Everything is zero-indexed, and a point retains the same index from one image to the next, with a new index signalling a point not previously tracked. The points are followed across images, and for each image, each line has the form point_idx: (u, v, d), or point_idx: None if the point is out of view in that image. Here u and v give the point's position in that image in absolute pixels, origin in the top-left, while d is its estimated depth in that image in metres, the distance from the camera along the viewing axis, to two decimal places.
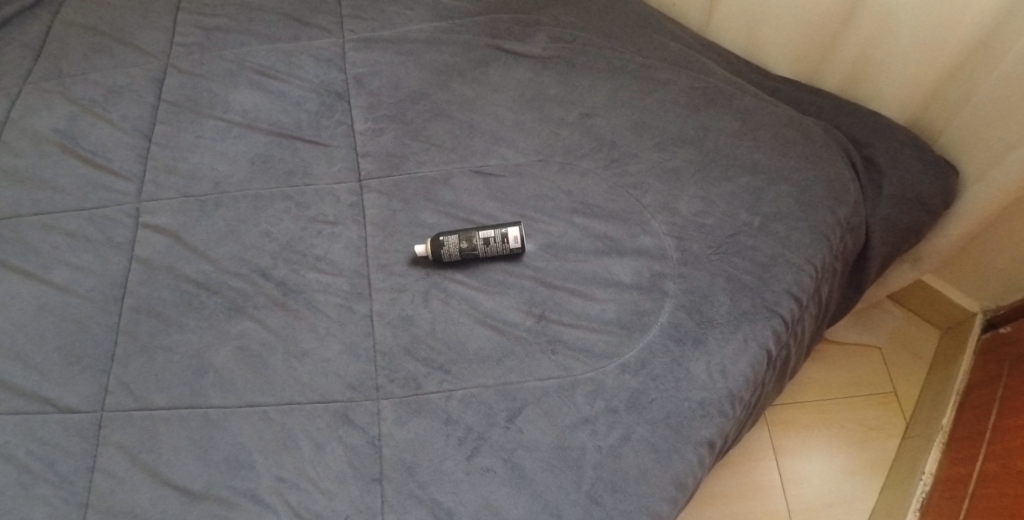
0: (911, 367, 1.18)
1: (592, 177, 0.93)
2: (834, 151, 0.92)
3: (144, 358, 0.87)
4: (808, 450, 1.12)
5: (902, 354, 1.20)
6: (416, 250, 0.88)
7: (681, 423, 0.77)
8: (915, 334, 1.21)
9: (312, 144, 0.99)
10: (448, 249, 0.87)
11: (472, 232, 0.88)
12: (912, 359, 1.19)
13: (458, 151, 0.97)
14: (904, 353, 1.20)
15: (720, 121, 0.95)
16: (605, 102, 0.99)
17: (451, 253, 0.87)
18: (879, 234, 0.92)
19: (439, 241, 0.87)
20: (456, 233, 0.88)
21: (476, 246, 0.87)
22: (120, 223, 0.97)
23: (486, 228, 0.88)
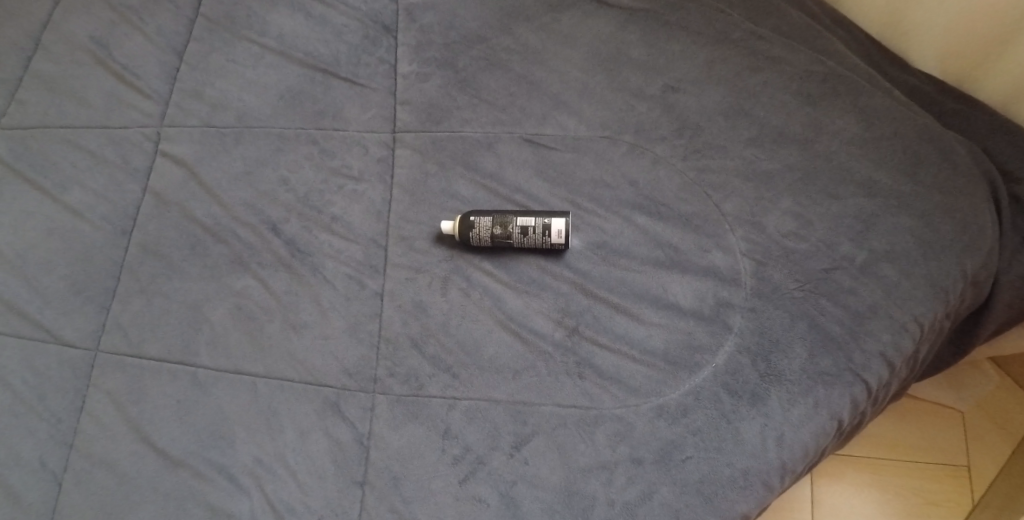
0: (995, 441, 1.00)
1: (665, 169, 0.78)
2: (977, 180, 0.73)
3: (143, 300, 0.80)
4: (849, 512, 0.98)
5: (990, 422, 1.01)
6: (441, 226, 0.76)
7: (715, 493, 0.65)
8: (1011, 402, 1.01)
9: (348, 83, 0.86)
10: (478, 230, 0.74)
11: (510, 216, 0.74)
12: (999, 431, 1.00)
13: (510, 112, 0.82)
14: (992, 422, 1.01)
15: (838, 120, 0.77)
16: (696, 75, 0.82)
17: (480, 236, 0.74)
18: (1008, 294, 0.74)
19: (469, 219, 0.74)
20: (491, 214, 0.75)
21: (511, 234, 0.74)
22: (139, 147, 0.89)
23: (526, 214, 0.74)
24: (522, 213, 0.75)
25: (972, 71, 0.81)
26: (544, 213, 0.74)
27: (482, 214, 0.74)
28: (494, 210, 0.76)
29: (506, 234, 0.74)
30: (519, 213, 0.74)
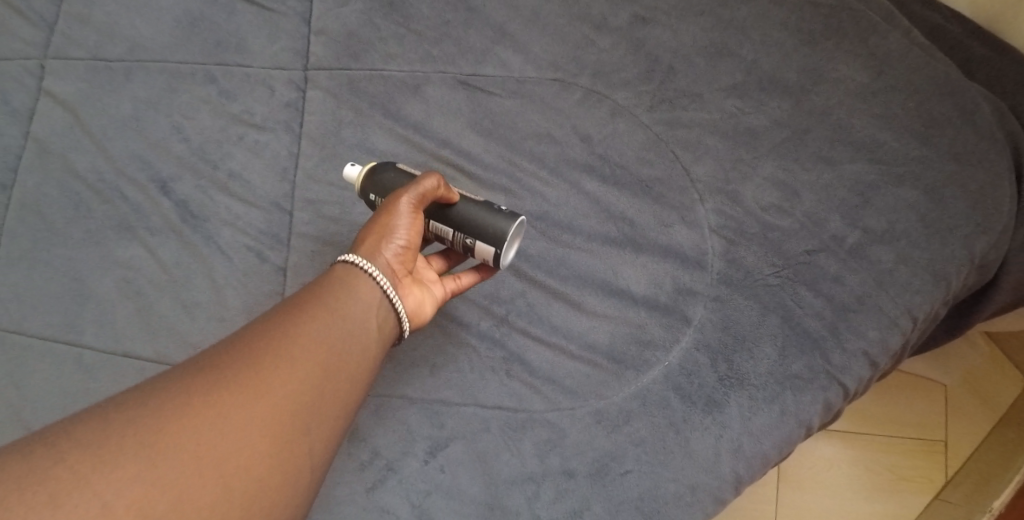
0: (976, 418, 0.90)
1: (625, 121, 0.64)
2: (999, 147, 0.60)
3: (23, 269, 0.69)
4: (816, 487, 0.88)
5: (974, 397, 0.91)
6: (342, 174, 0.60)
7: (658, 512, 0.56)
8: (995, 378, 0.91)
9: (255, 8, 0.72)
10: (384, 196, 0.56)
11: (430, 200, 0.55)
12: (981, 408, 0.90)
13: (443, 47, 0.68)
14: (979, 398, 0.91)
15: (841, 66, 0.63)
16: (671, 2, 0.66)
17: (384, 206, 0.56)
18: (1015, 279, 0.63)
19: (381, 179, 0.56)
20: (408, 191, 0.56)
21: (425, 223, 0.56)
22: (18, 83, 0.75)
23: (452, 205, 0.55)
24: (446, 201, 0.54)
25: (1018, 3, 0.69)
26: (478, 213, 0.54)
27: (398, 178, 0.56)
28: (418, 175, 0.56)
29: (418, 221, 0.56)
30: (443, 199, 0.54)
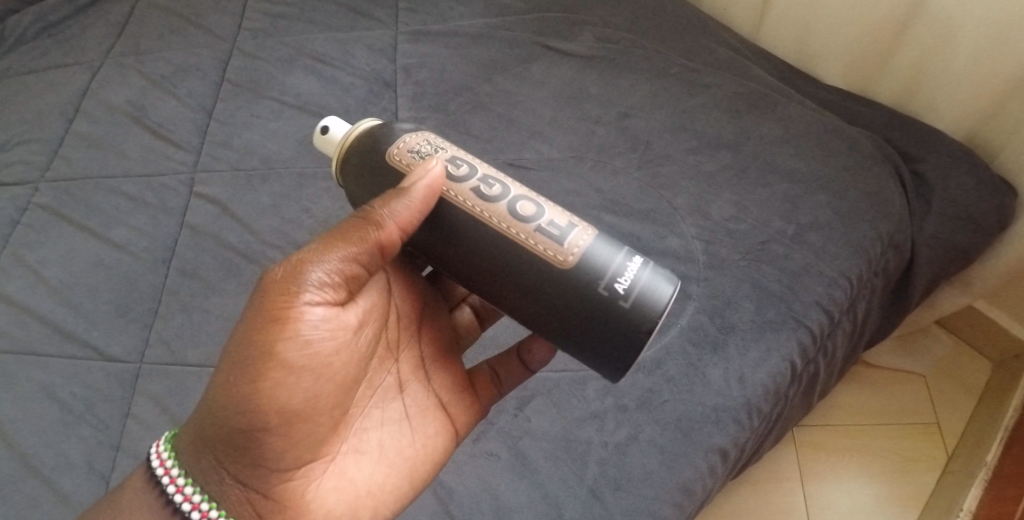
0: (956, 398, 1.20)
1: (624, 177, 0.92)
2: (881, 163, 0.91)
3: (185, 315, 0.93)
4: (839, 475, 1.15)
5: (951, 382, 1.22)
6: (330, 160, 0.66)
7: (692, 428, 0.76)
8: (963, 365, 1.23)
9: (357, 129, 1.02)
10: (462, 236, 0.60)
11: (535, 254, 0.58)
12: (956, 389, 1.21)
13: (495, 143, 0.97)
14: (952, 381, 1.22)
15: (762, 128, 0.94)
16: (643, 103, 0.98)
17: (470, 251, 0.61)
18: (925, 252, 0.91)
19: (446, 208, 0.61)
20: (494, 248, 0.59)
21: (540, 300, 0.59)
22: (177, 190, 1.03)
23: (567, 273, 0.58)
24: (432, 192, 0.59)
25: (871, 78, 1.03)
26: (597, 295, 0.57)
27: (487, 212, 0.59)
28: (500, 205, 0.59)
29: (523, 288, 0.59)
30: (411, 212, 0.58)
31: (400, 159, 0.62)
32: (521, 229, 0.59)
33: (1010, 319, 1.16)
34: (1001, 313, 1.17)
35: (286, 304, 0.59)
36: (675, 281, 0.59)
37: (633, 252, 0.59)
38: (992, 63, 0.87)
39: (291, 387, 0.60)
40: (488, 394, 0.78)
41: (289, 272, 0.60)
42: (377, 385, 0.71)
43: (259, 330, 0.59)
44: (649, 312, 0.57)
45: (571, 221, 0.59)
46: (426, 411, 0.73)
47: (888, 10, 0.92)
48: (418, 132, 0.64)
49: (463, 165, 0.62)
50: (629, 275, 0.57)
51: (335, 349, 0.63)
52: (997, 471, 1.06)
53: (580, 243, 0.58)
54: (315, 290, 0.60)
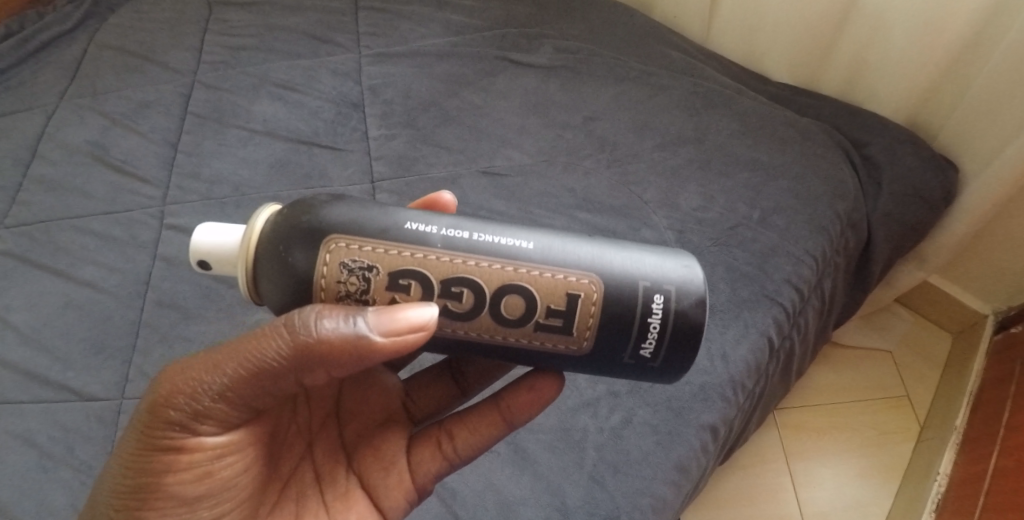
0: (923, 370, 1.30)
1: (595, 176, 0.95)
2: (832, 149, 0.97)
3: (164, 347, 0.91)
4: (819, 453, 1.23)
5: (917, 356, 1.32)
6: (239, 281, 0.59)
7: (682, 407, 0.79)
8: (925, 338, 1.33)
9: (329, 149, 1.03)
10: (455, 347, 0.60)
11: (549, 348, 0.59)
12: (922, 361, 1.31)
13: (466, 153, 1.00)
14: (918, 355, 1.32)
15: (720, 122, 0.99)
16: (606, 107, 1.03)
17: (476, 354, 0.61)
18: (881, 230, 0.97)
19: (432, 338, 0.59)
20: (496, 351, 0.60)
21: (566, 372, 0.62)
22: (146, 224, 1.01)
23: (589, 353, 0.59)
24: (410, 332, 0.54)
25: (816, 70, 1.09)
26: (625, 365, 0.59)
27: (474, 327, 0.58)
28: (483, 315, 0.58)
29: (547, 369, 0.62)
30: (340, 343, 0.53)
31: (326, 297, 0.57)
32: (520, 331, 0.58)
33: (963, 291, 1.27)
34: (954, 285, 1.27)
35: (171, 435, 0.57)
36: (701, 300, 0.58)
37: (652, 292, 0.57)
38: (922, 43, 0.94)
39: (179, 517, 0.58)
40: (435, 464, 0.72)
41: (171, 392, 0.56)
42: (292, 479, 0.70)
43: (141, 460, 0.57)
44: (682, 354, 0.58)
45: (571, 293, 0.57)
46: (347, 495, 0.70)
47: (825, 7, 1.00)
48: (327, 247, 0.56)
49: (410, 281, 0.57)
50: (655, 331, 0.57)
51: (234, 472, 0.61)
52: (965, 435, 1.12)
53: (590, 317, 0.57)
54: (210, 420, 0.57)
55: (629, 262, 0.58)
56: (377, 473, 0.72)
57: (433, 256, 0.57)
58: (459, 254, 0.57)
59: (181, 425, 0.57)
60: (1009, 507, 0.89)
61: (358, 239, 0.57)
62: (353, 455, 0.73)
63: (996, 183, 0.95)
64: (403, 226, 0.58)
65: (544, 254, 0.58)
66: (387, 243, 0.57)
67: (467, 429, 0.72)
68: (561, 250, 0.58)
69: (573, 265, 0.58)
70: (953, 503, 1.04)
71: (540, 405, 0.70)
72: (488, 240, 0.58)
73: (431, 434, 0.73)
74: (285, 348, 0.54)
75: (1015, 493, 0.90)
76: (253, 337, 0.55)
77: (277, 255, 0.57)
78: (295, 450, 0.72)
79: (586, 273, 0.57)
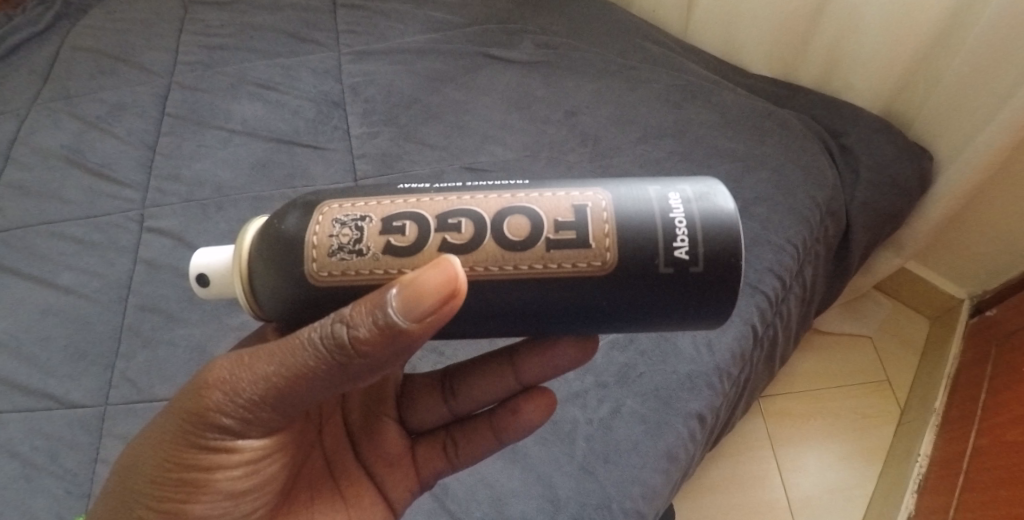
0: (901, 355, 1.33)
1: (578, 170, 0.96)
2: (810, 138, 0.99)
3: (148, 351, 0.90)
4: (802, 439, 1.25)
5: (895, 341, 1.34)
6: (238, 297, 0.58)
7: (670, 396, 0.80)
8: (904, 323, 1.36)
9: (311, 148, 1.03)
10: (472, 294, 0.54)
11: (573, 272, 0.53)
12: (901, 346, 1.34)
13: (449, 150, 1.00)
14: (896, 340, 1.34)
15: (701, 114, 1.00)
16: (587, 101, 1.03)
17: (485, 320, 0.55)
18: (859, 218, 0.98)
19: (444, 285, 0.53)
20: (512, 290, 0.54)
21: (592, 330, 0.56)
22: (126, 228, 1.00)
23: (618, 268, 0.53)
24: (438, 321, 0.49)
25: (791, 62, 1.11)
26: (662, 277, 0.52)
27: (480, 259, 0.53)
28: (486, 239, 0.53)
29: (574, 323, 0.55)
30: (378, 343, 0.49)
31: (318, 257, 0.53)
32: (532, 254, 0.53)
33: (939, 276, 1.29)
34: (930, 271, 1.30)
35: (217, 437, 0.56)
36: (722, 196, 0.54)
37: (665, 195, 0.54)
38: (893, 38, 0.96)
39: (223, 511, 0.58)
40: (438, 465, 0.75)
41: (218, 395, 0.54)
42: (308, 469, 0.70)
43: (186, 456, 0.57)
44: (722, 249, 0.52)
45: (578, 206, 0.54)
46: (356, 483, 0.72)
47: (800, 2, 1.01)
48: (319, 209, 0.55)
49: (405, 221, 0.54)
50: (683, 229, 0.53)
51: (273, 469, 0.61)
52: (945, 416, 1.14)
53: (605, 226, 0.53)
54: (257, 424, 0.56)
55: (632, 180, 0.56)
56: (386, 469, 0.74)
57: (426, 198, 0.55)
58: (452, 193, 0.55)
59: (226, 428, 0.55)
60: (989, 484, 0.91)
61: (348, 198, 0.55)
62: (360, 446, 0.75)
63: (969, 170, 0.98)
64: (396, 187, 0.57)
65: (539, 185, 0.56)
66: (378, 197, 0.55)
67: (469, 437, 0.74)
68: (557, 183, 0.56)
69: (571, 187, 0.55)
70: (934, 483, 1.06)
71: (551, 369, 0.69)
72: (482, 183, 0.56)
73: (439, 438, 0.76)
74: (326, 356, 0.50)
75: (995, 469, 0.92)
76: (297, 349, 0.51)
77: (272, 231, 0.55)
78: (308, 437, 0.72)
79: (588, 189, 0.55)
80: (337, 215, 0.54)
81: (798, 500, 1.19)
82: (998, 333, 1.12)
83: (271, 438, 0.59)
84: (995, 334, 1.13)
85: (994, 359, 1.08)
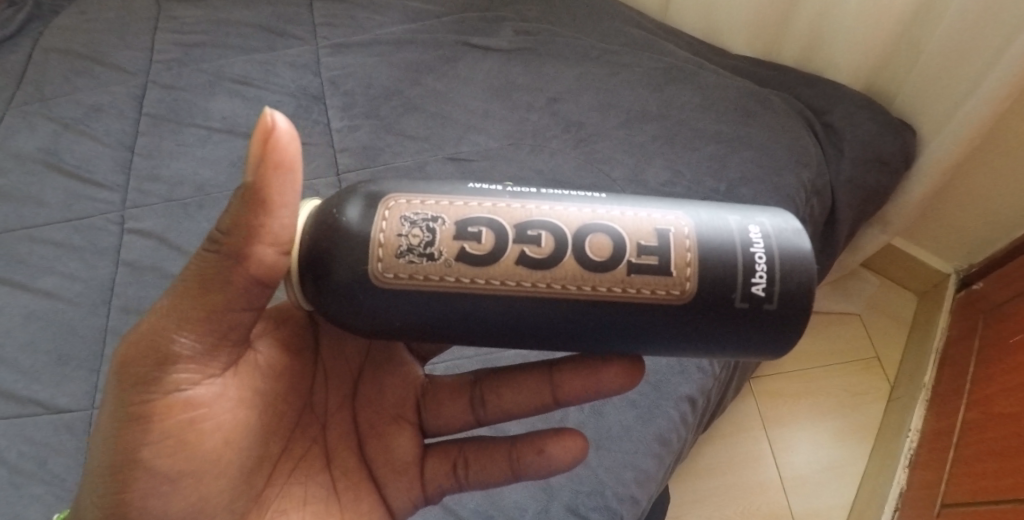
0: (891, 331, 1.33)
1: (562, 156, 0.95)
2: (794, 117, 0.98)
3: None
4: (794, 418, 1.26)
5: (884, 318, 1.35)
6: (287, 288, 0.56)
7: (660, 380, 0.80)
8: (892, 300, 1.36)
9: None
10: (537, 320, 0.54)
11: (646, 298, 0.53)
12: (890, 323, 1.34)
13: (431, 140, 0.99)
14: (886, 316, 1.35)
15: (684, 97, 1.00)
16: (569, 87, 1.03)
17: (508, 328, 0.54)
18: (845, 196, 0.98)
19: (503, 310, 0.53)
20: (580, 313, 0.54)
21: (583, 343, 0.56)
22: (106, 230, 0.98)
23: (692, 301, 0.53)
24: (290, 172, 0.54)
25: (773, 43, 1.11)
26: (736, 313, 0.53)
27: (558, 277, 0.53)
28: (565, 259, 0.53)
29: (579, 335, 0.55)
30: (251, 226, 0.54)
31: (385, 257, 0.53)
32: (610, 277, 0.53)
33: (926, 251, 1.30)
34: (916, 246, 1.30)
35: (158, 376, 0.56)
36: (804, 239, 0.55)
37: (747, 228, 0.54)
38: (876, 13, 0.96)
39: (165, 495, 0.57)
40: (444, 481, 0.72)
41: (135, 348, 0.56)
42: (300, 457, 0.68)
43: (121, 430, 0.56)
44: (797, 293, 0.53)
45: (661, 229, 0.54)
46: (356, 485, 0.70)
47: None
48: (387, 205, 0.54)
49: (480, 229, 0.53)
50: (762, 266, 0.53)
51: (218, 440, 0.59)
52: (934, 391, 1.15)
53: (687, 255, 0.53)
54: (179, 374, 0.57)
55: (713, 208, 0.56)
56: (390, 476, 0.71)
57: (502, 204, 0.55)
58: (531, 203, 0.55)
59: (147, 382, 0.56)
60: (980, 455, 0.92)
61: (418, 195, 0.55)
62: (368, 449, 0.72)
63: (953, 144, 0.97)
64: (466, 187, 0.56)
65: (618, 201, 0.56)
66: (453, 197, 0.55)
67: (483, 462, 0.70)
68: (636, 200, 0.56)
69: (654, 206, 0.55)
70: (926, 457, 1.07)
71: (594, 394, 0.67)
72: (558, 193, 0.56)
73: (449, 455, 0.72)
74: (211, 256, 0.55)
75: (985, 440, 0.92)
76: (192, 261, 0.56)
77: (331, 221, 0.54)
78: (308, 433, 0.70)
79: (670, 212, 0.55)
80: (410, 213, 0.54)
81: (790, 479, 1.20)
82: (984, 307, 1.12)
83: (211, 381, 0.59)
84: (982, 307, 1.13)
85: (982, 331, 1.08)
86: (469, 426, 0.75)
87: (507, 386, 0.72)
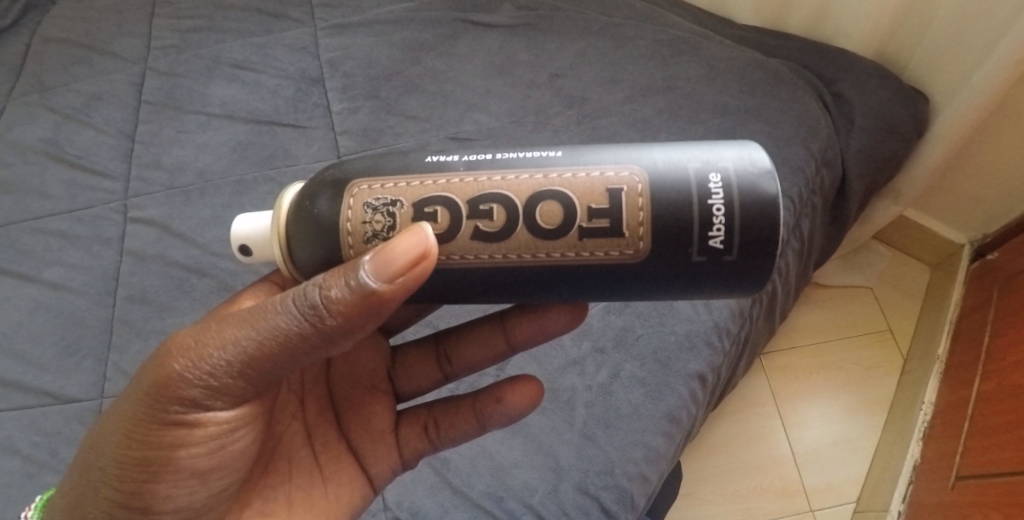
0: (903, 303, 1.32)
1: (566, 133, 0.94)
2: (804, 89, 0.96)
3: (141, 341, 0.89)
4: (806, 393, 1.25)
5: (896, 291, 1.33)
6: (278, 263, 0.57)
7: (669, 357, 0.79)
8: (905, 271, 1.34)
9: (291, 128, 1.01)
10: (495, 282, 0.54)
11: (605, 261, 0.53)
12: (902, 295, 1.32)
13: (433, 120, 0.98)
14: (897, 289, 1.33)
15: (690, 69, 0.98)
16: (572, 63, 1.01)
17: (471, 282, 0.54)
18: (856, 166, 0.96)
19: (460, 272, 0.54)
20: (546, 276, 0.53)
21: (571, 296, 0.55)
22: (109, 220, 0.98)
23: (644, 261, 0.52)
24: (412, 280, 0.48)
25: (778, 10, 1.09)
26: (695, 265, 0.52)
27: (512, 248, 0.53)
28: (519, 230, 0.52)
29: (557, 290, 0.55)
30: (353, 308, 0.48)
31: (354, 244, 0.53)
32: (563, 242, 0.52)
33: (941, 222, 1.27)
34: (931, 217, 1.28)
35: (200, 396, 0.53)
36: (768, 173, 0.52)
37: (705, 173, 0.52)
38: None
39: (190, 489, 0.57)
40: (418, 444, 0.73)
41: (182, 365, 0.52)
42: (284, 436, 0.69)
43: (153, 430, 0.54)
44: (758, 240, 0.51)
45: (613, 189, 0.52)
46: (337, 458, 0.71)
47: None
48: (350, 192, 0.54)
49: (436, 207, 0.53)
50: (720, 217, 0.51)
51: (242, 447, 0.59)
52: (948, 361, 1.13)
53: (640, 213, 0.51)
54: (221, 398, 0.54)
55: (673, 152, 0.53)
56: (366, 444, 0.72)
57: (455, 178, 0.53)
58: (483, 173, 0.53)
59: (193, 401, 0.53)
60: (997, 427, 0.90)
61: (379, 177, 0.54)
62: (345, 420, 0.73)
63: (967, 111, 0.95)
64: (423, 160, 0.54)
65: (573, 158, 0.53)
66: (408, 176, 0.54)
67: (451, 420, 0.71)
68: (594, 153, 0.54)
69: (609, 160, 0.53)
70: (940, 431, 1.06)
71: (545, 336, 0.69)
72: (509, 155, 0.54)
73: (420, 418, 0.73)
74: (303, 321, 0.49)
75: (1002, 411, 0.91)
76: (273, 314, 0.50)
77: (303, 213, 0.55)
78: (288, 410, 0.71)
79: (626, 166, 0.52)
80: (371, 199, 0.53)
81: (803, 454, 1.19)
82: (999, 277, 1.10)
83: (245, 408, 0.57)
84: (999, 276, 1.11)
85: (998, 301, 1.06)
86: (440, 383, 0.76)
87: (467, 337, 0.73)
